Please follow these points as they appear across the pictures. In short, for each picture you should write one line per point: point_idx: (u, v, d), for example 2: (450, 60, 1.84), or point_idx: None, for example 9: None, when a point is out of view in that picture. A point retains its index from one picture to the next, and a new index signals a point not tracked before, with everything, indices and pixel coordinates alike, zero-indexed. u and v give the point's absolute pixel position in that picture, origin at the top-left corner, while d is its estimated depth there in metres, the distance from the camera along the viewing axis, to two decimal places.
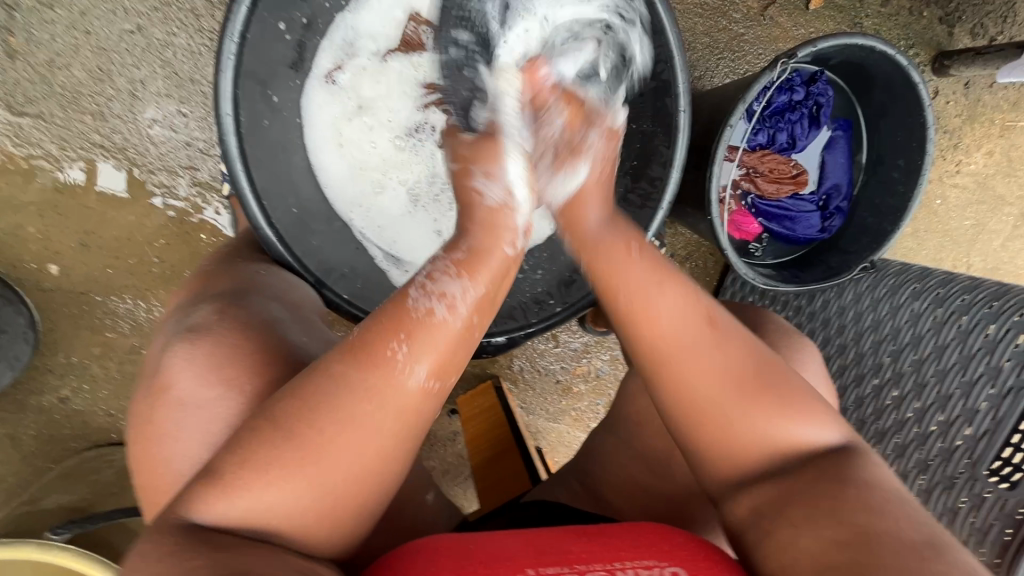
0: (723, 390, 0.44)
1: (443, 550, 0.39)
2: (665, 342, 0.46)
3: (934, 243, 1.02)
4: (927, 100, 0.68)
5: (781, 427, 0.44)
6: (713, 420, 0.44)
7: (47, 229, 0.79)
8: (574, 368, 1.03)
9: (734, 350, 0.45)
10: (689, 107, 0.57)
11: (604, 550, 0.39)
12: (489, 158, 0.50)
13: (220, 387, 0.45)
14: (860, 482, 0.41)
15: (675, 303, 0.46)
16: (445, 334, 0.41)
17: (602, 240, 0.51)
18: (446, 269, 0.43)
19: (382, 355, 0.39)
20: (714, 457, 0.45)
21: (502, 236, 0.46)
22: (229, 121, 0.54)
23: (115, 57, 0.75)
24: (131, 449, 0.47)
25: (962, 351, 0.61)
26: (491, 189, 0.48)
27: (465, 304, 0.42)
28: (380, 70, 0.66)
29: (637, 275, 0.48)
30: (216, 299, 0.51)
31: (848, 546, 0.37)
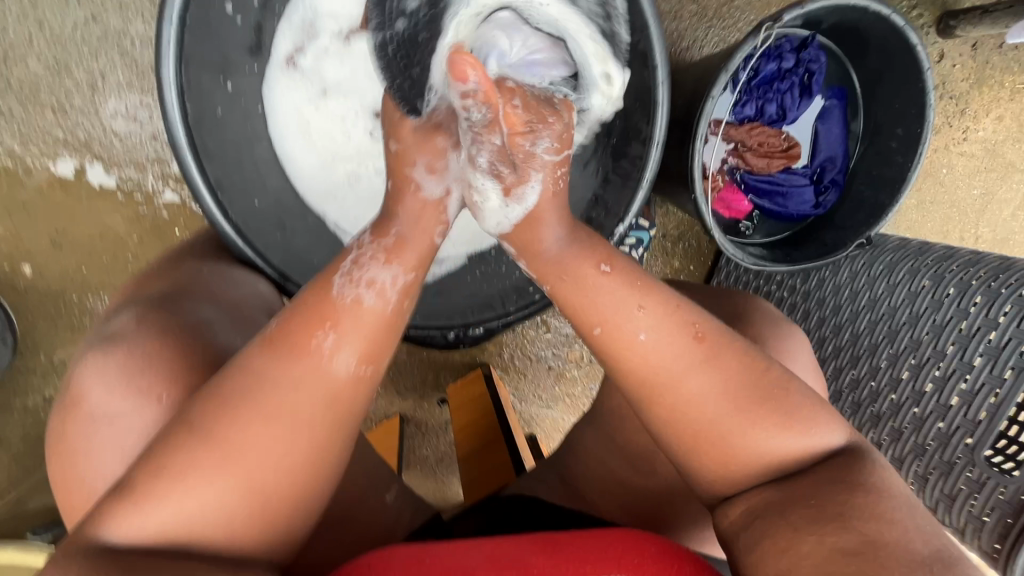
0: (718, 411, 0.41)
1: (398, 562, 0.37)
2: (653, 379, 0.41)
3: (941, 215, 0.97)
4: (926, 64, 0.63)
5: (782, 442, 0.40)
6: (712, 441, 0.41)
7: (18, 228, 0.78)
8: (566, 354, 1.00)
9: (726, 367, 0.41)
10: (668, 79, 0.53)
11: (568, 563, 0.37)
12: (426, 146, 0.46)
13: (134, 397, 0.44)
14: (869, 485, 0.38)
15: (654, 326, 0.41)
16: (372, 317, 0.41)
17: (567, 265, 0.44)
18: (374, 256, 0.42)
19: (306, 346, 0.39)
20: (716, 478, 0.42)
21: (434, 227, 0.46)
22: (177, 110, 0.52)
23: (71, 48, 0.72)
24: (51, 467, 0.46)
25: (960, 331, 0.58)
26: (429, 184, 0.46)
27: (395, 288, 0.42)
28: (343, 52, 0.62)
29: (608, 301, 0.42)
30: (141, 304, 0.49)
31: (855, 556, 0.35)
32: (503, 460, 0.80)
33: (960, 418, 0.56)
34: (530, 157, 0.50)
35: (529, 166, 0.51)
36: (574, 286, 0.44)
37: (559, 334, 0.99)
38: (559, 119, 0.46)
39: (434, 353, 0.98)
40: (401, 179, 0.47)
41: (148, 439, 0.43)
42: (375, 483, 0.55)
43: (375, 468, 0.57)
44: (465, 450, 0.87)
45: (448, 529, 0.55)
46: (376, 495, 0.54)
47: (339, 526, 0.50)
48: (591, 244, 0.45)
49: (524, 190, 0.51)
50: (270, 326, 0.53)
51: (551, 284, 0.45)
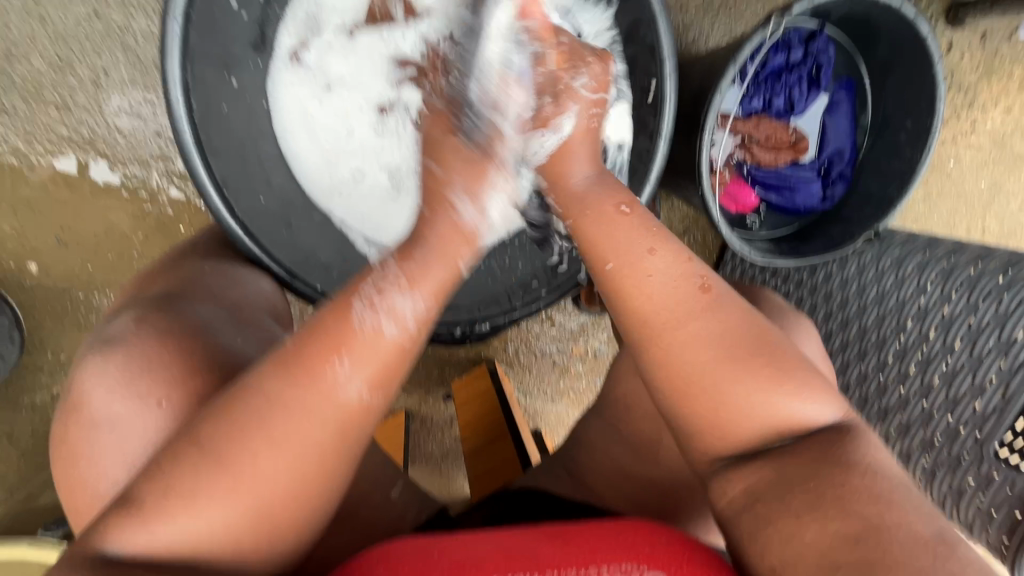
0: (716, 355, 0.40)
1: (405, 558, 0.37)
2: (653, 311, 0.41)
3: (948, 207, 0.96)
4: (936, 55, 0.63)
5: (779, 401, 0.40)
6: (703, 390, 0.40)
7: (23, 226, 0.78)
8: (571, 349, 1.00)
9: (728, 316, 0.41)
10: (676, 73, 0.53)
11: (579, 552, 0.37)
12: (473, 174, 0.45)
13: (135, 402, 0.44)
14: (863, 465, 0.37)
15: (666, 267, 0.42)
16: (388, 349, 0.39)
17: (588, 199, 0.46)
18: (396, 284, 0.40)
19: (320, 373, 0.37)
20: (705, 434, 0.41)
21: (461, 255, 0.43)
22: (181, 107, 0.52)
23: (74, 45, 0.72)
24: (53, 470, 0.47)
25: (970, 324, 0.57)
26: (468, 213, 0.44)
27: (416, 319, 0.40)
28: (348, 46, 0.62)
29: (626, 236, 0.44)
30: (142, 306, 0.49)
31: (857, 541, 0.34)
32: (510, 455, 0.81)
33: (970, 412, 0.56)
34: (566, 162, 0.48)
35: (562, 173, 0.48)
36: (594, 216, 0.45)
37: (564, 330, 0.99)
38: (555, 107, 0.47)
39: (440, 348, 0.98)
40: (438, 206, 0.44)
41: (148, 444, 0.43)
42: (382, 478, 0.55)
43: (381, 464, 0.57)
44: (471, 445, 0.87)
45: (456, 523, 0.55)
46: (383, 490, 0.54)
47: (347, 521, 0.50)
48: (615, 187, 0.47)
49: (557, 199, 0.48)
50: (273, 323, 0.54)
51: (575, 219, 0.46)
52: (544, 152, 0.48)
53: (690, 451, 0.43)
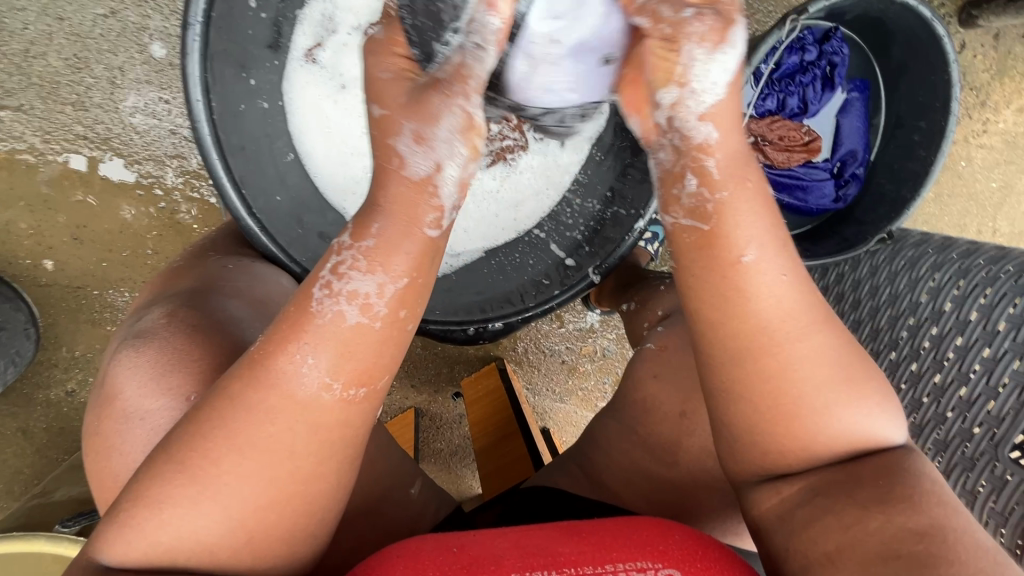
0: (827, 375, 0.40)
1: (425, 555, 0.37)
2: (773, 324, 0.40)
3: (959, 208, 0.96)
4: (952, 56, 0.63)
5: (873, 417, 0.40)
6: (807, 403, 0.40)
7: (38, 224, 0.78)
8: (580, 348, 1.00)
9: (839, 334, 0.41)
10: None
11: (596, 550, 0.37)
12: (419, 109, 0.40)
13: (166, 396, 0.44)
14: (930, 474, 0.39)
15: (790, 276, 0.40)
16: (360, 337, 0.39)
17: (728, 187, 0.41)
18: (354, 262, 0.39)
19: (282, 367, 0.37)
20: (795, 448, 0.40)
21: (423, 212, 0.40)
22: (201, 108, 0.53)
23: (90, 44, 0.72)
24: (87, 465, 0.47)
25: (986, 326, 0.57)
26: (416, 159, 0.40)
27: (382, 300, 0.39)
28: (361, 44, 0.61)
29: (751, 236, 0.40)
30: (169, 301, 0.50)
31: (922, 537, 0.35)
32: (520, 454, 0.81)
33: (983, 414, 0.56)
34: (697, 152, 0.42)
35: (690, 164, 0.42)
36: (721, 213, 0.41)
37: (573, 328, 0.99)
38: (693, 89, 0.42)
39: (449, 347, 0.98)
40: (382, 152, 0.41)
41: None
42: (397, 476, 0.55)
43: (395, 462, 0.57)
44: (482, 443, 0.88)
45: (470, 521, 0.56)
46: (401, 488, 0.55)
47: (363, 517, 0.51)
48: None
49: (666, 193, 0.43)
50: None
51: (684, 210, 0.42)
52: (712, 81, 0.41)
53: (747, 460, 0.42)
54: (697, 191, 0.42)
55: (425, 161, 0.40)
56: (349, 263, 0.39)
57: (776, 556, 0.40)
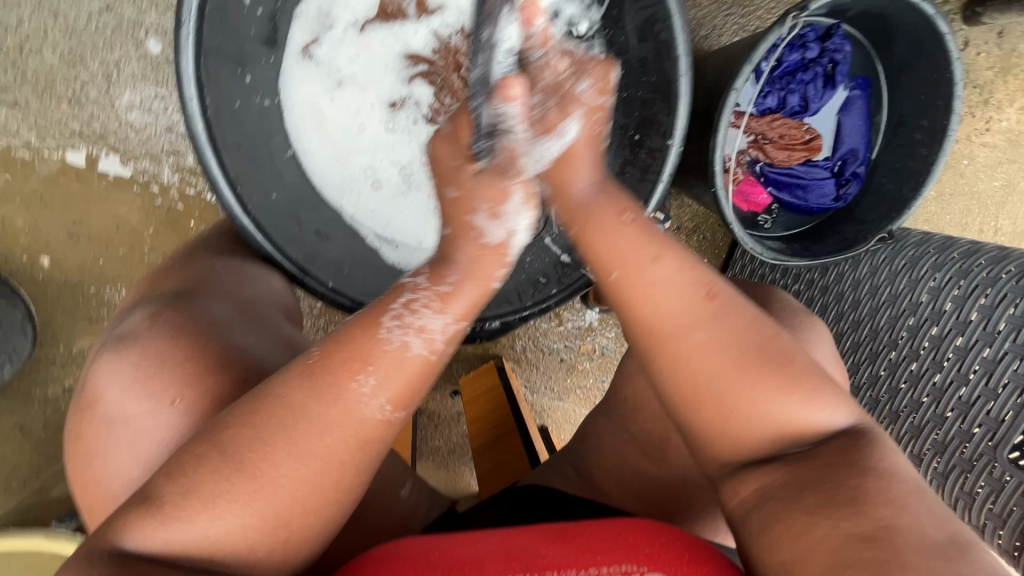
0: (725, 364, 0.40)
1: (408, 559, 0.37)
2: (660, 321, 0.42)
3: (961, 206, 0.95)
4: (955, 53, 0.62)
5: (790, 407, 0.40)
6: (715, 399, 0.41)
7: (35, 220, 0.78)
8: (578, 347, 1.00)
9: (736, 324, 0.41)
10: (690, 71, 0.52)
11: (579, 553, 0.37)
12: (491, 189, 0.42)
13: (148, 401, 0.44)
14: (879, 470, 0.37)
15: (670, 273, 0.42)
16: (416, 369, 0.39)
17: (592, 208, 0.46)
18: (427, 302, 0.40)
19: (345, 386, 0.37)
20: (717, 442, 0.42)
21: (494, 270, 0.43)
22: (195, 104, 0.52)
23: (86, 39, 0.72)
24: (70, 466, 0.47)
25: (985, 328, 0.57)
26: (493, 229, 0.42)
27: (443, 337, 0.40)
28: (359, 41, 0.62)
29: (627, 242, 0.44)
30: (154, 302, 0.49)
31: (869, 542, 0.34)
32: (517, 452, 0.81)
33: (983, 415, 0.55)
34: (569, 171, 0.46)
35: (564, 181, 0.46)
36: (596, 223, 0.45)
37: (572, 327, 0.99)
38: (559, 113, 0.44)
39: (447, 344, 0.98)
40: (460, 229, 0.43)
41: (163, 441, 0.43)
42: (393, 476, 0.55)
43: (392, 462, 0.57)
44: (480, 441, 0.87)
45: (465, 521, 0.56)
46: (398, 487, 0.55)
47: (356, 518, 0.50)
48: (614, 197, 0.47)
49: (558, 204, 0.47)
50: (284, 321, 0.54)
51: (577, 227, 0.46)
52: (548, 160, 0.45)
53: (702, 451, 0.43)
54: (581, 207, 0.46)
55: (508, 232, 0.43)
56: (423, 301, 0.40)
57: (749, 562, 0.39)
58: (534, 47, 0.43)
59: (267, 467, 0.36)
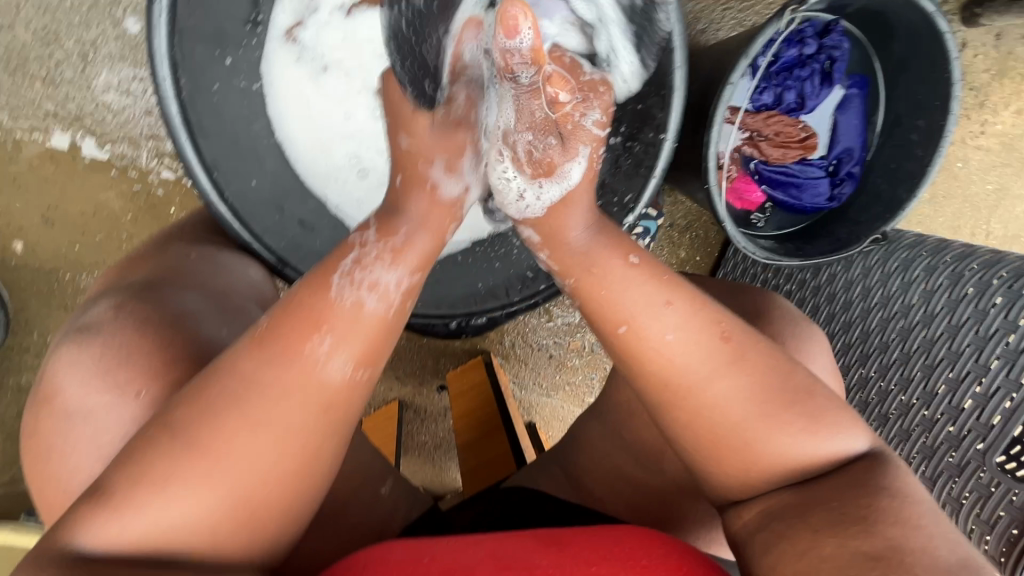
0: (743, 415, 0.39)
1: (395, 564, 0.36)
2: (673, 376, 0.39)
3: (953, 209, 0.94)
4: (954, 53, 0.61)
5: (805, 445, 0.39)
6: (733, 446, 0.39)
7: (7, 204, 0.75)
8: (567, 343, 0.99)
9: (753, 373, 0.39)
10: (686, 62, 0.50)
11: (575, 564, 0.36)
12: (448, 143, 0.44)
13: (110, 394, 0.42)
14: (892, 489, 0.37)
15: (680, 323, 0.39)
16: (372, 324, 0.38)
17: (594, 257, 0.43)
18: (380, 254, 0.40)
19: (299, 351, 0.36)
20: (733, 486, 0.40)
21: (446, 224, 0.44)
22: (168, 85, 0.49)
23: (61, 16, 0.69)
24: (25, 464, 0.45)
25: (977, 332, 0.56)
26: (448, 185, 0.44)
27: (398, 290, 0.40)
28: (343, 25, 0.59)
29: (637, 293, 0.40)
30: (121, 293, 0.47)
31: (877, 561, 0.33)
32: (504, 450, 0.80)
33: (972, 421, 0.55)
34: (566, 215, 0.44)
35: (561, 228, 0.44)
36: (602, 275, 0.42)
37: (562, 323, 0.98)
38: (561, 154, 0.44)
39: (435, 339, 0.97)
40: (415, 179, 0.44)
41: (127, 435, 0.41)
42: (373, 473, 0.54)
43: (373, 458, 0.55)
44: (464, 438, 0.86)
45: (446, 521, 0.54)
46: (374, 485, 0.53)
47: (330, 518, 0.49)
48: (619, 237, 0.44)
49: (553, 255, 0.44)
50: (260, 312, 0.52)
51: (574, 278, 0.43)
52: (546, 203, 0.44)
53: (713, 490, 0.42)
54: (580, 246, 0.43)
55: (462, 190, 0.45)
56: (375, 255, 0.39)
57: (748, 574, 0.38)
58: (524, 67, 0.40)
59: (208, 457, 0.34)
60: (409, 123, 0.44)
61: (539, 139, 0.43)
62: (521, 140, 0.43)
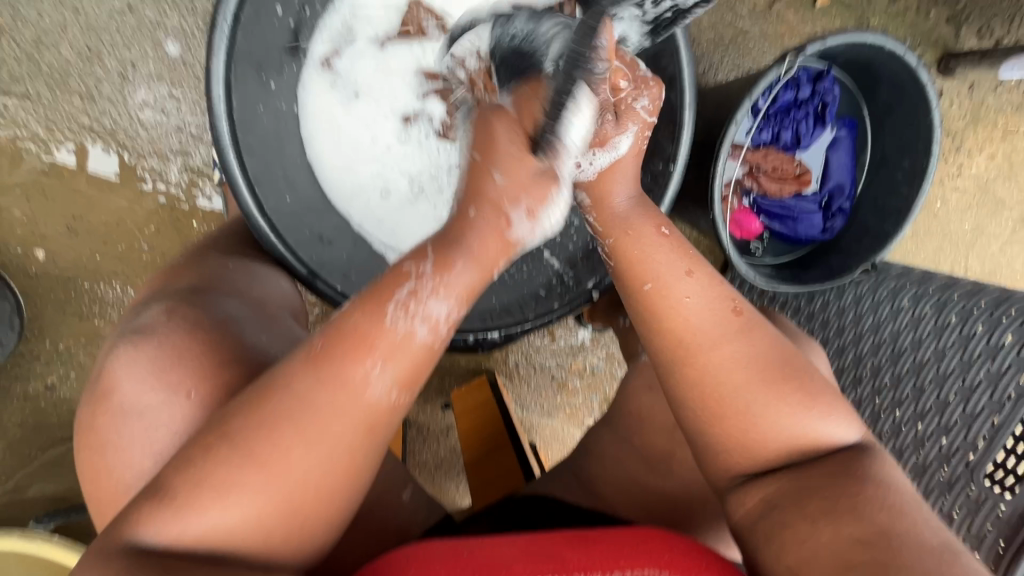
0: (747, 380, 0.42)
1: (435, 558, 0.38)
2: (688, 334, 0.44)
3: (934, 245, 1.00)
4: (934, 100, 0.67)
5: (804, 420, 0.42)
6: (732, 408, 0.42)
7: (35, 213, 0.77)
8: (570, 365, 1.02)
9: (759, 342, 0.44)
10: (694, 102, 0.56)
11: (603, 558, 0.38)
12: (537, 189, 0.42)
13: (165, 391, 0.45)
14: (880, 480, 0.39)
15: (701, 291, 0.44)
16: (419, 351, 0.39)
17: (633, 221, 0.48)
18: (433, 288, 0.39)
19: (353, 373, 0.38)
20: (732, 451, 0.43)
21: (498, 260, 0.42)
22: (221, 104, 0.54)
23: (104, 37, 0.73)
24: (77, 457, 0.47)
25: (962, 357, 0.61)
26: (524, 229, 0.43)
27: (447, 323, 0.40)
28: (378, 56, 0.64)
29: (664, 259, 0.46)
30: (170, 298, 0.50)
31: (868, 545, 0.36)
32: (510, 466, 0.82)
33: (961, 437, 0.59)
34: (611, 181, 0.48)
35: (606, 194, 0.48)
36: (637, 236, 0.47)
37: (565, 344, 1.00)
38: (616, 126, 0.46)
39: (441, 356, 0.98)
40: (492, 214, 0.42)
41: (177, 433, 0.43)
42: (392, 482, 0.56)
43: (392, 467, 0.57)
44: (469, 455, 0.89)
45: (461, 530, 0.56)
46: (393, 494, 0.55)
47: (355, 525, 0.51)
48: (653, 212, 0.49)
49: (599, 218, 0.49)
50: (293, 322, 0.55)
51: (614, 238, 0.48)
52: (595, 169, 0.47)
53: (713, 469, 0.45)
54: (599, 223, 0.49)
55: (533, 233, 0.43)
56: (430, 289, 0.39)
57: (754, 568, 0.41)
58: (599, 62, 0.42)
59: (269, 466, 0.36)
60: (485, 143, 0.43)
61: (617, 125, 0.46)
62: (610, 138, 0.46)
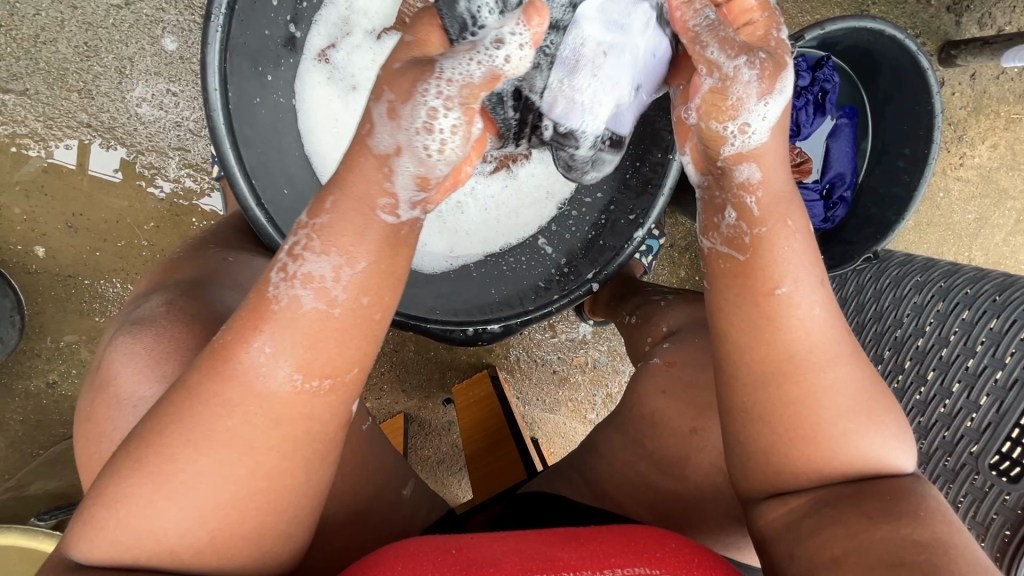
0: (848, 405, 0.40)
1: (422, 556, 0.37)
2: (802, 351, 0.40)
3: (937, 236, 0.99)
4: (934, 86, 0.67)
5: (888, 447, 0.41)
6: (824, 431, 0.40)
7: (34, 210, 0.77)
8: (571, 359, 1.01)
9: (864, 366, 0.41)
10: None
11: (594, 556, 0.36)
12: (400, 81, 0.36)
13: (159, 383, 0.44)
14: (930, 495, 0.39)
15: (824, 307, 0.40)
16: (317, 320, 0.37)
17: (789, 205, 0.41)
18: (309, 243, 0.37)
19: (240, 359, 0.36)
20: (807, 467, 0.41)
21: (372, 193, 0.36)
22: (217, 95, 0.52)
23: (102, 33, 0.74)
24: (76, 447, 0.47)
25: (966, 342, 0.60)
26: (380, 130, 0.36)
27: (337, 283, 0.37)
28: (374, 47, 0.63)
29: (798, 264, 0.40)
30: (168, 290, 0.50)
31: (923, 548, 0.34)
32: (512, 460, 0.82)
33: (968, 426, 0.58)
34: (762, 163, 0.40)
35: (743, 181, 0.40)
36: (786, 234, 0.40)
37: (566, 338, 1.00)
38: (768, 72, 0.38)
39: (442, 351, 0.99)
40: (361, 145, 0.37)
41: None
42: (391, 475, 0.55)
43: (392, 460, 0.57)
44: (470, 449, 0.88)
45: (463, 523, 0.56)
46: (393, 488, 0.55)
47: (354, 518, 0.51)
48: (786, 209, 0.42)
49: (746, 208, 0.41)
50: None
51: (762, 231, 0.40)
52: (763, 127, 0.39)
53: (761, 473, 0.42)
54: (736, 220, 0.41)
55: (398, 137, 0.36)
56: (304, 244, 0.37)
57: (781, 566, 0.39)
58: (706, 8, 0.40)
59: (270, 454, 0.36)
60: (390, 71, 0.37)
61: (751, 60, 0.38)
62: (737, 71, 0.38)
